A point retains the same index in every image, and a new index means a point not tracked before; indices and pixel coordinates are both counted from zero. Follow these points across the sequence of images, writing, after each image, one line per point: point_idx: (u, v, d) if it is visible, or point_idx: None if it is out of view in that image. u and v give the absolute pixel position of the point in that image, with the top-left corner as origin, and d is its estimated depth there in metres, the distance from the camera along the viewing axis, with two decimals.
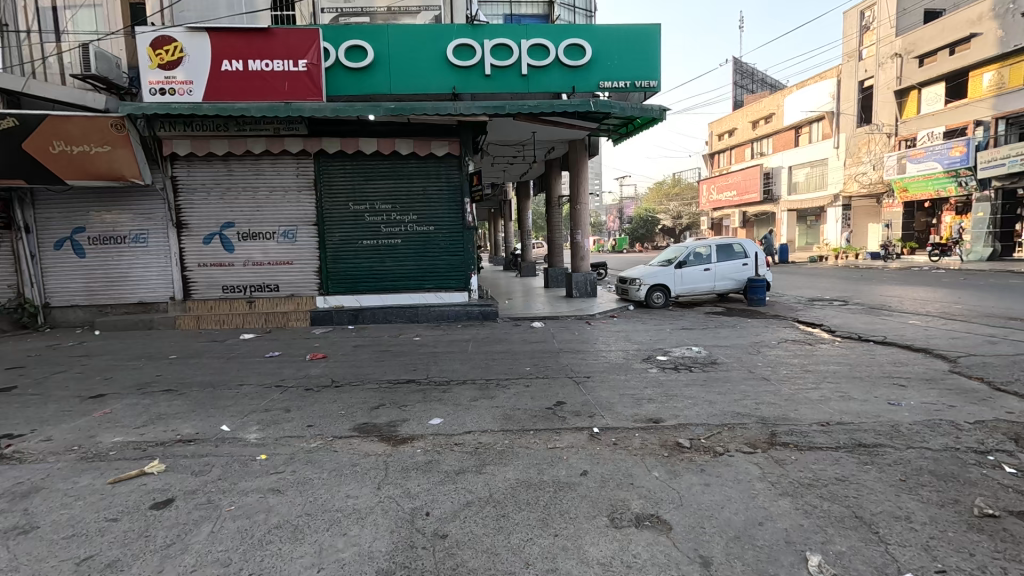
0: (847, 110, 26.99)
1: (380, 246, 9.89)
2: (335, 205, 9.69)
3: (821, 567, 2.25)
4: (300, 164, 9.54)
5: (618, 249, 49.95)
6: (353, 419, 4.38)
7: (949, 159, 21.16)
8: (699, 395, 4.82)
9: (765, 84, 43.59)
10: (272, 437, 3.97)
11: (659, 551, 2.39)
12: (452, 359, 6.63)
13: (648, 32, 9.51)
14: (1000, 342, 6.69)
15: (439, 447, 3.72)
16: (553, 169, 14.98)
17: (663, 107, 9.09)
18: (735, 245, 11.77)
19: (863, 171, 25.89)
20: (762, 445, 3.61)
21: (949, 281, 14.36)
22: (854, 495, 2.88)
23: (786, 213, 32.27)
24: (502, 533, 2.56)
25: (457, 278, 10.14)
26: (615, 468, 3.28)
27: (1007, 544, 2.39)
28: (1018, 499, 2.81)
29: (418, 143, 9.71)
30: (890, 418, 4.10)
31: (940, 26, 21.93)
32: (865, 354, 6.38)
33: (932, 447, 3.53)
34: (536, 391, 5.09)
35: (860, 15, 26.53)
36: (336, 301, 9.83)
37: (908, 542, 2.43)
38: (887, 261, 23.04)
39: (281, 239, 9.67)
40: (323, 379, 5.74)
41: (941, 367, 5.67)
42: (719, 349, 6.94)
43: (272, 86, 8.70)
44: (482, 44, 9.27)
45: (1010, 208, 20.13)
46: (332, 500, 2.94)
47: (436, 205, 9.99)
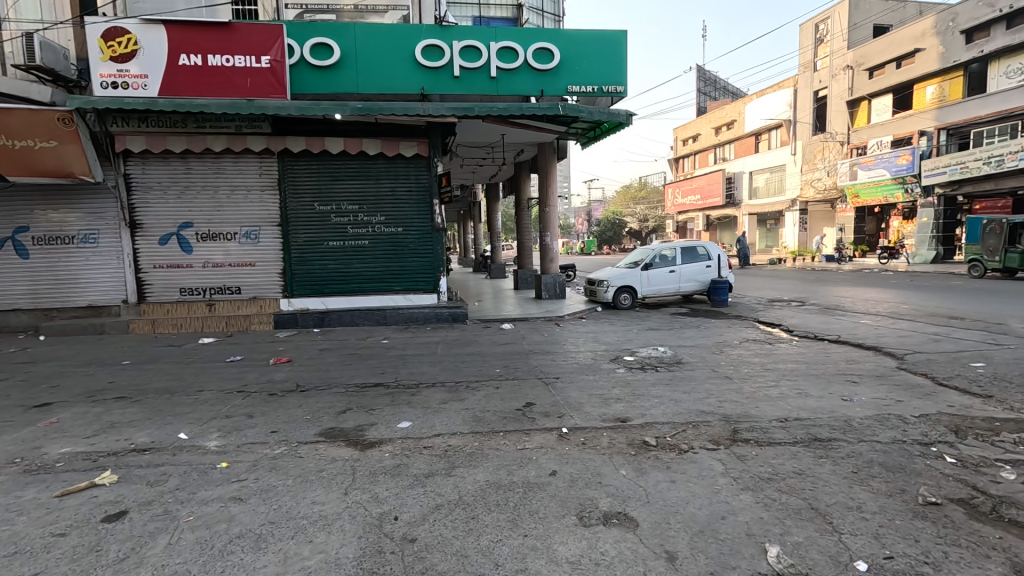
0: (803, 119, 28.15)
1: (347, 247, 9.73)
2: (300, 205, 9.48)
3: (779, 557, 2.34)
4: (263, 163, 9.28)
5: (586, 251, 50.75)
6: (320, 423, 4.30)
7: (897, 167, 22.32)
8: (665, 395, 4.92)
9: (727, 91, 44.96)
10: (234, 444, 3.85)
11: (626, 548, 2.44)
12: (422, 361, 6.59)
13: (615, 37, 9.69)
14: (944, 340, 7.09)
15: (408, 450, 3.68)
16: (522, 171, 15.04)
17: (630, 111, 9.31)
18: (699, 248, 12.07)
19: (818, 177, 27.11)
20: (724, 442, 3.72)
21: (898, 282, 15.11)
22: (811, 488, 3.00)
23: (747, 216, 33.37)
24: (472, 534, 2.56)
25: (426, 280, 10.08)
26: (584, 467, 3.32)
27: (947, 529, 2.55)
28: (959, 488, 2.99)
29: (386, 143, 9.59)
30: (844, 413, 4.30)
31: (888, 40, 23.09)
32: (821, 353, 6.65)
33: (882, 440, 3.72)
34: (507, 392, 5.11)
35: (815, 27, 27.67)
36: (301, 304, 9.61)
37: (860, 531, 2.55)
38: (841, 263, 24.06)
39: (243, 240, 9.39)
40: (288, 384, 5.59)
41: (889, 364, 5.96)
42: (683, 349, 7.12)
43: (233, 82, 8.44)
44: (451, 46, 9.24)
45: (951, 214, 21.34)
46: (297, 507, 2.87)
47: (404, 205, 9.88)
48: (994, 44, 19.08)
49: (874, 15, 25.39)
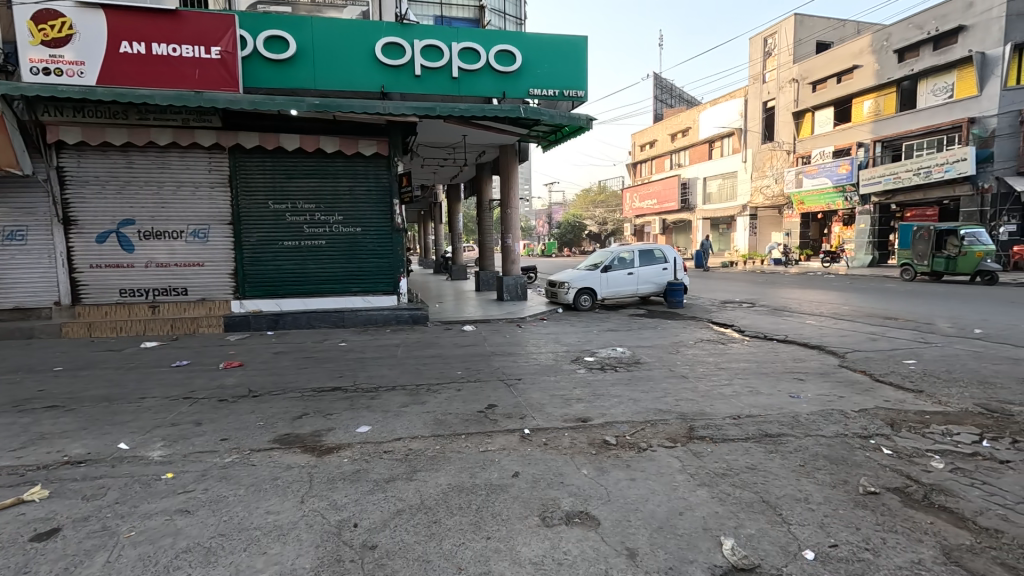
0: (753, 128, 29.44)
1: (303, 247, 9.43)
2: (253, 203, 9.12)
3: (733, 549, 2.42)
4: (213, 158, 8.88)
5: (547, 253, 51.09)
6: (274, 429, 4.15)
7: (837, 176, 23.68)
8: (624, 394, 5.03)
9: (682, 98, 46.47)
10: (180, 453, 3.66)
11: (588, 547, 2.46)
12: (381, 364, 6.47)
13: (576, 43, 9.83)
14: (880, 339, 7.57)
15: (367, 455, 3.60)
16: (484, 172, 15.03)
17: (590, 116, 9.48)
18: (656, 251, 12.39)
19: (767, 184, 28.43)
20: (681, 439, 3.84)
21: (841, 285, 15.94)
22: (761, 481, 3.13)
23: (701, 221, 34.59)
24: (434, 539, 2.52)
25: (386, 281, 9.91)
26: (546, 468, 3.34)
27: (885, 517, 2.71)
28: (895, 477, 3.19)
29: (344, 142, 9.36)
30: (791, 409, 4.51)
31: (830, 56, 24.45)
32: (771, 351, 6.98)
33: (825, 434, 3.93)
34: (468, 394, 5.09)
35: (764, 41, 28.98)
36: (253, 306, 9.25)
37: (807, 521, 2.68)
38: (788, 266, 25.27)
39: (191, 239, 8.95)
40: (239, 389, 5.35)
41: (832, 362, 6.31)
42: (641, 349, 7.29)
43: (180, 73, 8.04)
44: (412, 44, 9.13)
45: (886, 220, 22.80)
46: (250, 517, 2.75)
47: (363, 205, 9.68)
48: (923, 64, 20.52)
49: (817, 32, 26.88)
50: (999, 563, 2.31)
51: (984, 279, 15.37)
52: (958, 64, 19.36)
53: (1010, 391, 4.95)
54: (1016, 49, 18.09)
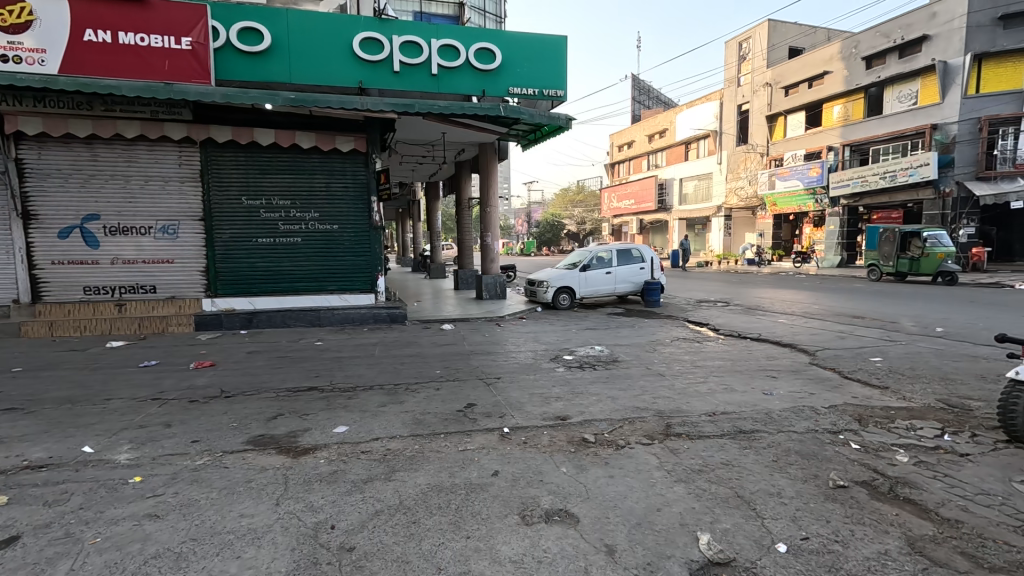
0: (728, 131, 30.02)
1: (278, 244, 9.24)
2: (225, 199, 8.89)
3: (709, 544, 2.47)
4: (183, 152, 8.62)
5: (526, 252, 51.12)
6: (247, 430, 4.05)
7: (808, 178, 24.35)
8: (602, 392, 5.07)
9: (659, 100, 47.07)
10: (149, 456, 3.54)
11: (568, 544, 2.47)
12: (358, 364, 6.38)
13: (556, 42, 9.86)
14: (848, 337, 7.81)
15: (344, 456, 3.54)
16: (463, 170, 14.95)
17: (569, 115, 9.52)
18: (634, 250, 12.52)
19: (741, 186, 29.05)
20: (659, 437, 3.88)
21: (811, 285, 16.39)
22: (736, 477, 3.20)
23: (677, 221, 35.12)
24: (413, 540, 2.50)
25: (363, 279, 9.79)
26: (526, 466, 3.35)
27: (853, 510, 2.80)
28: (863, 471, 3.30)
29: (321, 137, 9.19)
30: (764, 406, 4.62)
31: (802, 62, 25.08)
32: (744, 350, 7.14)
33: (797, 430, 4.03)
34: (447, 393, 5.06)
35: (738, 45, 29.56)
36: (225, 304, 9.02)
37: (780, 515, 2.75)
38: (761, 266, 25.86)
39: (159, 235, 8.67)
40: (211, 390, 5.21)
41: (803, 360, 6.48)
42: (619, 347, 7.36)
43: (149, 64, 7.77)
44: (390, 40, 9.02)
45: (853, 222, 23.56)
46: (223, 521, 2.68)
47: (340, 202, 9.54)
48: (889, 71, 21.24)
49: (789, 37, 27.55)
50: (960, 552, 2.41)
51: (944, 279, 15.92)
52: (922, 72, 20.07)
53: (968, 387, 5.16)
54: (976, 59, 18.83)
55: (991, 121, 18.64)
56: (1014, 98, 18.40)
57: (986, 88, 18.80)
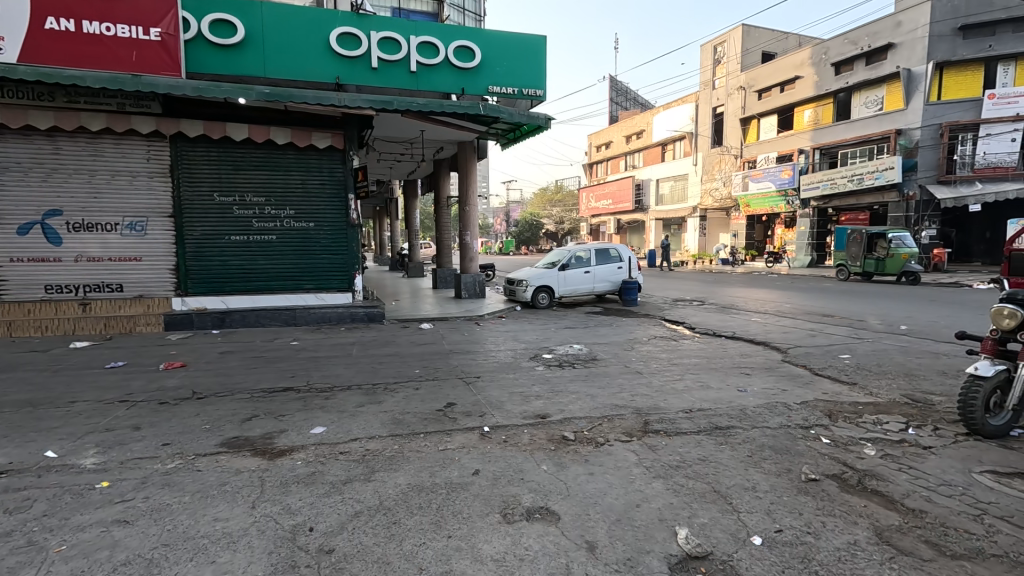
0: (704, 133, 30.58)
1: (252, 242, 9.04)
2: (196, 195, 8.65)
3: (687, 538, 2.51)
4: (152, 146, 8.36)
5: (504, 251, 51.02)
6: (221, 433, 3.96)
7: (780, 181, 25.01)
8: (581, 391, 5.11)
9: (636, 101, 47.60)
10: (116, 460, 3.43)
11: (549, 541, 2.49)
12: (336, 363, 6.30)
13: (535, 43, 9.89)
14: (819, 335, 8.04)
15: (323, 457, 3.49)
16: (442, 168, 14.86)
17: (549, 115, 9.55)
18: (612, 250, 12.63)
19: (716, 187, 29.63)
20: (637, 434, 3.94)
21: (784, 285, 16.77)
22: (713, 472, 3.26)
23: (653, 221, 35.59)
24: (394, 540, 2.48)
25: (340, 278, 9.65)
26: (507, 464, 3.35)
27: (824, 502, 2.89)
28: (833, 465, 3.40)
29: (296, 133, 9.02)
30: (739, 403, 4.72)
31: (774, 66, 25.68)
32: (720, 348, 7.27)
33: (771, 425, 4.13)
34: (427, 392, 5.03)
35: (713, 49, 30.09)
36: (197, 303, 8.79)
37: (755, 508, 2.81)
38: (735, 266, 26.43)
39: (126, 231, 8.39)
40: (182, 391, 5.06)
41: (776, 357, 6.64)
42: (598, 346, 7.42)
43: (115, 54, 7.48)
44: (368, 36, 8.91)
45: (823, 223, 24.24)
46: (196, 525, 2.61)
47: (317, 199, 9.37)
48: (856, 77, 21.93)
49: (762, 42, 28.18)
50: (924, 541, 2.50)
51: (907, 279, 16.54)
52: (888, 79, 20.77)
53: (931, 382, 5.38)
54: (937, 68, 19.55)
55: (952, 127, 19.41)
56: (972, 106, 19.20)
57: (947, 95, 19.54)
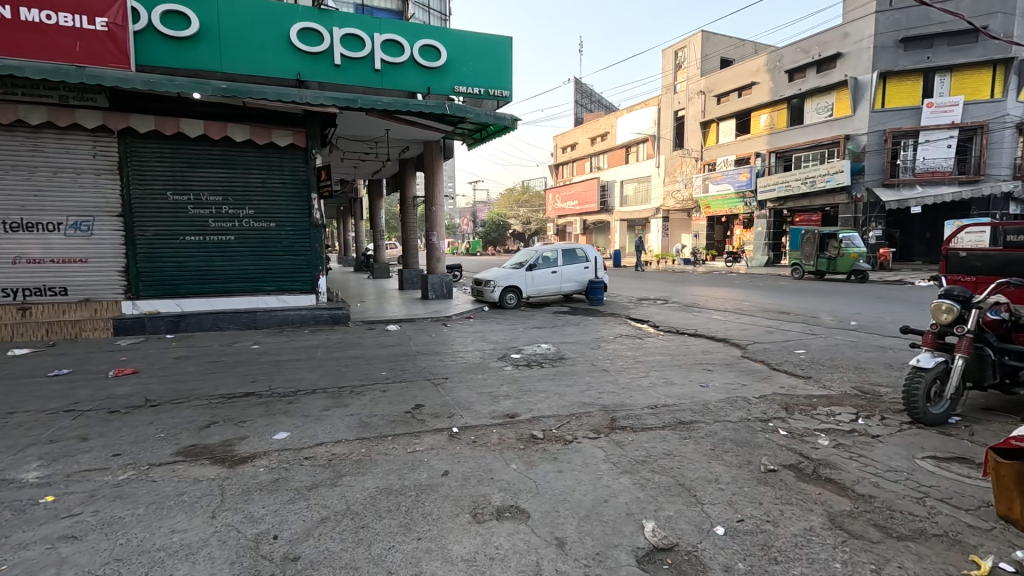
0: (666, 135, 31.35)
1: (209, 242, 8.71)
2: (148, 193, 8.27)
3: (654, 531, 2.57)
4: (98, 142, 7.94)
5: (471, 252, 50.76)
6: (177, 441, 3.80)
7: (739, 183, 25.86)
8: (550, 389, 5.16)
9: (601, 104, 48.33)
10: (63, 473, 3.24)
11: (519, 539, 2.50)
12: (300, 367, 6.14)
13: (500, 43, 9.91)
14: (775, 331, 8.36)
15: (286, 462, 3.40)
16: (407, 168, 14.69)
17: (515, 116, 9.57)
18: (578, 250, 12.77)
19: (678, 188, 30.40)
20: (604, 430, 4.00)
21: (743, 283, 17.31)
22: (677, 466, 3.35)
23: (619, 221, 36.20)
24: (362, 545, 2.44)
25: (303, 279, 9.41)
26: (476, 464, 3.35)
27: (783, 491, 3.01)
28: (790, 455, 3.55)
29: (255, 130, 8.75)
30: (701, 398, 4.87)
31: (732, 72, 26.53)
32: (682, 345, 7.47)
33: (731, 419, 4.27)
34: (394, 395, 4.96)
35: (674, 53, 30.79)
36: (149, 307, 8.39)
37: (718, 499, 2.91)
38: (696, 265, 27.13)
39: (70, 232, 7.92)
40: (133, 399, 4.83)
41: (736, 353, 6.88)
42: (565, 345, 7.50)
43: (57, 44, 7.05)
44: (330, 32, 8.72)
45: (778, 224, 25.15)
46: (152, 538, 2.50)
47: (277, 198, 9.11)
48: (808, 84, 22.95)
49: (721, 49, 29.07)
50: (873, 524, 2.65)
51: (857, 277, 17.36)
52: (837, 86, 21.77)
53: (878, 374, 5.69)
54: (882, 77, 20.68)
55: (895, 134, 20.54)
56: (913, 113, 20.37)
57: (890, 103, 20.67)
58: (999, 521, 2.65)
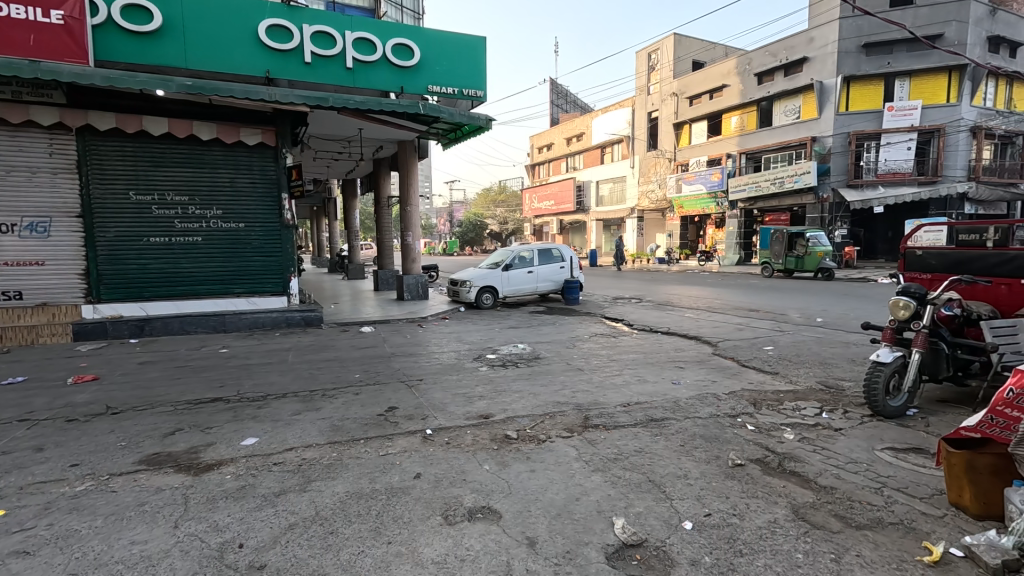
0: (640, 136, 31.77)
1: (174, 244, 8.46)
2: (109, 193, 7.98)
3: (624, 528, 2.60)
4: (55, 140, 7.63)
5: (448, 252, 50.50)
6: (139, 449, 3.68)
7: (711, 183, 26.40)
8: (525, 389, 5.18)
9: (577, 104, 48.62)
10: (16, 486, 3.11)
11: (490, 539, 2.50)
12: (270, 370, 6.02)
13: (475, 43, 9.90)
14: (745, 329, 8.56)
15: (254, 469, 3.33)
16: (382, 167, 14.53)
17: (489, 116, 9.57)
18: (554, 250, 12.83)
19: (652, 189, 30.82)
20: (577, 429, 4.04)
21: (716, 282, 17.66)
22: (648, 462, 3.40)
23: (595, 221, 36.52)
24: (330, 551, 2.41)
25: (274, 281, 9.23)
26: (448, 466, 3.33)
27: (749, 485, 3.08)
28: (756, 449, 3.64)
29: (223, 128, 8.53)
30: (673, 395, 4.96)
31: (704, 74, 27.03)
32: (656, 343, 7.59)
33: (702, 415, 4.36)
34: (367, 397, 4.90)
35: (648, 56, 31.22)
36: (111, 310, 8.10)
37: (687, 495, 2.97)
38: (670, 265, 27.26)
39: (25, 233, 7.59)
40: (94, 406, 4.66)
41: (707, 350, 7.02)
42: (541, 345, 7.53)
43: (8, 37, 6.73)
44: (301, 29, 8.56)
45: (749, 223, 25.70)
46: (110, 551, 2.42)
47: (246, 198, 8.91)
48: (777, 87, 23.56)
49: (693, 51, 29.58)
50: (834, 515, 2.73)
51: (823, 275, 17.89)
52: (804, 89, 22.43)
53: (842, 369, 5.89)
54: (845, 81, 21.39)
55: (858, 136, 21.25)
56: (875, 116, 21.12)
57: (854, 107, 21.43)
58: (951, 507, 2.77)
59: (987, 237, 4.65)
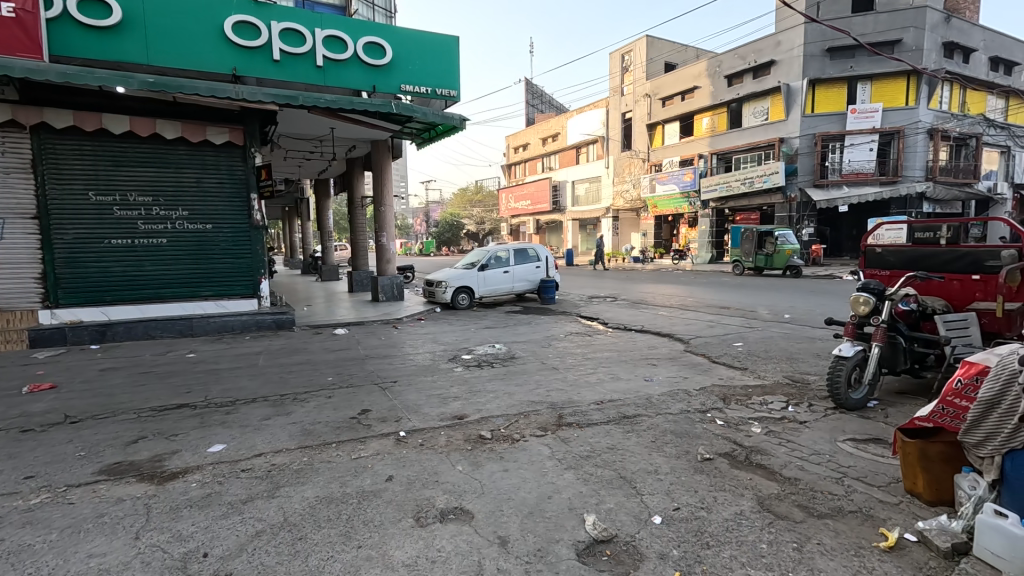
0: (614, 136, 32.11)
1: (138, 246, 8.19)
2: (67, 193, 7.68)
3: (594, 524, 2.63)
4: (6, 138, 7.29)
5: (425, 252, 50.12)
6: (99, 459, 3.55)
7: (683, 183, 26.87)
8: (500, 389, 5.19)
9: (552, 105, 48.81)
10: None
11: (462, 540, 2.50)
12: (240, 375, 5.88)
13: (448, 43, 9.86)
14: (717, 325, 8.74)
15: (220, 476, 3.25)
16: (354, 167, 14.34)
17: (463, 116, 9.53)
18: (530, 249, 12.85)
19: (626, 189, 31.21)
20: (551, 428, 4.06)
21: (690, 280, 18.00)
22: (620, 459, 3.45)
23: (571, 221, 36.77)
24: (298, 557, 2.37)
25: (243, 284, 9.04)
26: (421, 468, 3.32)
27: (718, 479, 3.15)
28: (725, 443, 3.72)
29: (188, 127, 8.30)
30: (645, 392, 5.04)
31: (676, 75, 27.48)
32: (630, 341, 7.69)
33: (673, 411, 4.44)
34: (340, 400, 4.84)
35: (621, 57, 31.59)
36: (70, 315, 7.81)
37: (657, 490, 3.02)
38: (644, 263, 27.78)
39: None
40: (51, 416, 4.48)
41: (679, 347, 7.14)
42: (516, 344, 7.55)
43: None
44: (268, 25, 8.38)
45: (721, 222, 26.26)
46: (66, 565, 2.33)
47: (214, 199, 8.69)
48: (746, 89, 24.13)
49: (665, 53, 30.02)
50: (797, 505, 2.82)
51: (791, 273, 18.48)
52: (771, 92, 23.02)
53: (807, 364, 6.06)
54: (811, 84, 22.04)
55: (824, 137, 21.92)
56: (838, 119, 21.81)
57: (819, 109, 22.10)
58: (906, 495, 2.88)
59: (941, 235, 4.87)
